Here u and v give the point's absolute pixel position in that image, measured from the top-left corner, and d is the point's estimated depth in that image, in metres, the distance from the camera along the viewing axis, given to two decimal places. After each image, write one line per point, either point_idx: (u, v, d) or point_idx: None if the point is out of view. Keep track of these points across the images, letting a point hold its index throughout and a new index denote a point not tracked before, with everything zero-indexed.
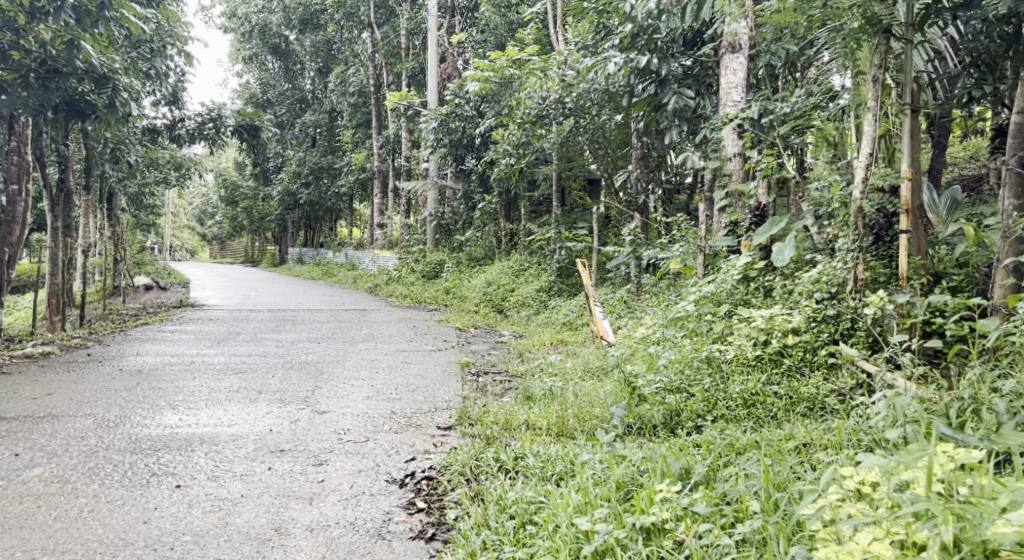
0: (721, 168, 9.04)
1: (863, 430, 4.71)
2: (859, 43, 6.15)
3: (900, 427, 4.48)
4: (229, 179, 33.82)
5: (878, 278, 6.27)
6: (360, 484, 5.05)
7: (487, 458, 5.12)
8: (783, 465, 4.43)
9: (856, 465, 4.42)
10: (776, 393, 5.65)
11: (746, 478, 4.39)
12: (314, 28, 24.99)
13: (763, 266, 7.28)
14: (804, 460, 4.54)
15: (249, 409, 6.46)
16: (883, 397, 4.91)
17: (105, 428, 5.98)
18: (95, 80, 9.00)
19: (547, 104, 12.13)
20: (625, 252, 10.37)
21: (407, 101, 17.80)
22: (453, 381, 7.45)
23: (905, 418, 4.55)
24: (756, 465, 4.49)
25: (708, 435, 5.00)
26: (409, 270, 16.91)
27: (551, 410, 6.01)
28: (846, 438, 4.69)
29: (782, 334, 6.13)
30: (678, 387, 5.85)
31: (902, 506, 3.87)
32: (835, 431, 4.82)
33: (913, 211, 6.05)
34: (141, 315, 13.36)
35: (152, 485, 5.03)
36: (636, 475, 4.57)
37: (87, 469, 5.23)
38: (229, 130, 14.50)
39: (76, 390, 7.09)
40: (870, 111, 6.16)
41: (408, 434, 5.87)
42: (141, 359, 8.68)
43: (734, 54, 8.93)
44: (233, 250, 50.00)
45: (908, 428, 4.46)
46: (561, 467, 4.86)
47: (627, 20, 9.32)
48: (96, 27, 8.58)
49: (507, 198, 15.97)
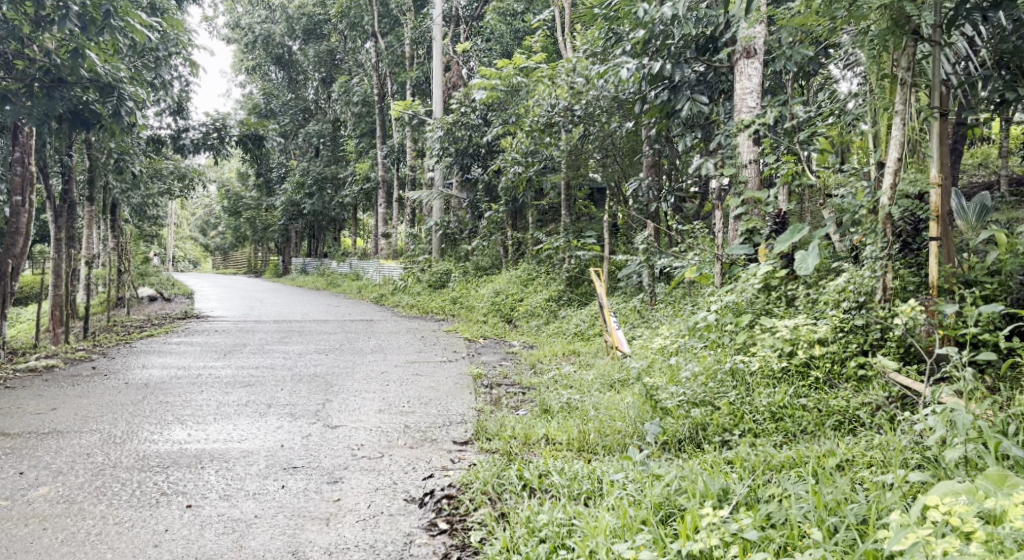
0: (736, 175, 8.86)
1: (911, 448, 4.52)
2: (888, 43, 6.04)
3: (959, 447, 4.29)
4: (232, 189, 33.66)
5: (908, 288, 6.08)
6: (379, 503, 4.87)
7: (510, 476, 4.94)
8: (831, 487, 4.24)
9: (907, 486, 4.24)
10: (804, 406, 5.48)
11: (791, 500, 4.21)
12: (318, 38, 24.87)
13: (785, 274, 7.10)
14: (848, 480, 4.35)
15: (259, 423, 6.29)
16: (930, 413, 4.71)
17: (112, 445, 5.80)
18: (100, 89, 8.87)
19: (556, 112, 11.87)
20: (638, 260, 10.19)
21: (413, 110, 17.63)
22: (467, 394, 7.27)
23: (960, 436, 4.36)
24: (799, 486, 4.30)
25: (740, 451, 4.83)
26: (415, 279, 16.63)
27: (570, 423, 5.83)
28: (890, 456, 4.51)
29: (808, 345, 5.96)
30: (702, 400, 5.71)
31: (971, 534, 3.68)
32: (878, 448, 4.64)
33: (943, 218, 5.86)
34: (146, 326, 13.21)
35: (162, 505, 4.85)
36: (672, 496, 4.38)
37: (94, 489, 5.05)
38: (234, 139, 14.27)
39: (82, 405, 6.90)
40: (898, 116, 6.05)
41: (423, 450, 5.69)
42: (147, 371, 8.52)
43: (750, 59, 8.77)
44: (235, 261, 49.94)
45: (968, 448, 4.27)
46: (589, 486, 4.69)
47: (638, 25, 9.19)
48: (101, 36, 8.50)
49: (514, 207, 15.81)
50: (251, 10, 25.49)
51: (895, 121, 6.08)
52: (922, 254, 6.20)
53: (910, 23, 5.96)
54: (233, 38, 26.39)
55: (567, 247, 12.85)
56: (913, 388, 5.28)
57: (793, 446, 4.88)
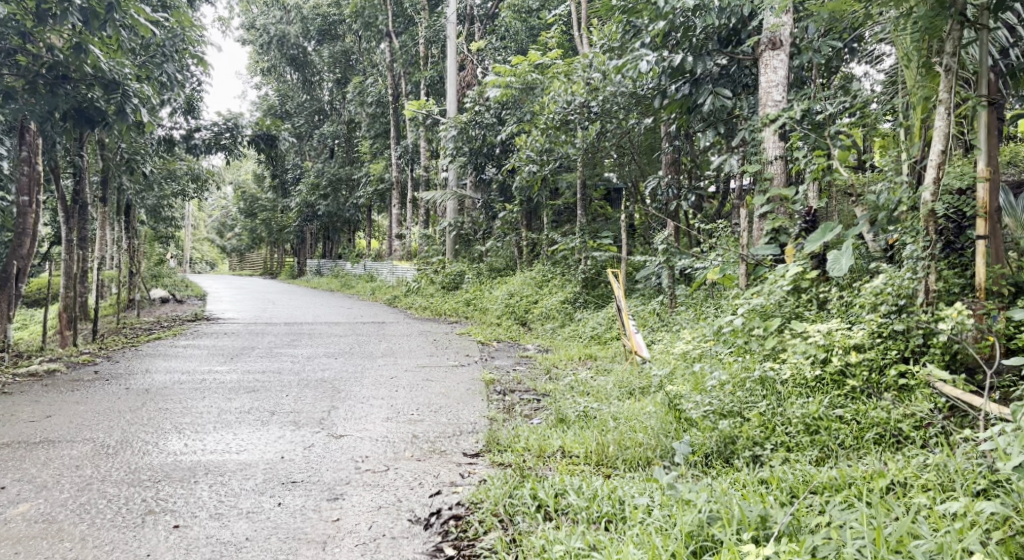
0: (761, 172, 8.48)
1: (974, 474, 4.15)
2: (934, 27, 5.82)
3: None
4: (248, 191, 33.45)
5: (952, 290, 5.65)
6: (381, 524, 4.51)
7: (523, 495, 4.55)
8: (884, 518, 3.86)
9: (975, 516, 3.84)
10: (840, 418, 5.11)
11: (842, 534, 3.82)
12: (332, 40, 24.41)
13: (816, 276, 6.69)
14: (897, 510, 3.97)
15: (260, 433, 5.95)
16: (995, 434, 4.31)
17: (103, 456, 5.46)
18: (105, 86, 8.35)
19: (571, 109, 11.29)
20: (658, 261, 9.72)
21: (427, 109, 17.27)
22: (478, 401, 6.90)
23: None
24: (848, 516, 3.92)
25: (777, 470, 4.46)
26: (429, 281, 16.27)
27: (588, 434, 5.45)
28: (953, 483, 4.14)
29: (843, 351, 5.60)
30: (731, 411, 5.34)
31: None
32: (933, 471, 4.25)
33: (991, 214, 5.54)
34: (153, 328, 13.03)
35: (148, 525, 4.51)
36: (708, 524, 4.00)
37: (77, 506, 4.71)
38: (246, 140, 13.98)
39: (78, 412, 6.59)
40: (943, 104, 5.71)
41: (431, 462, 5.33)
42: (150, 376, 8.19)
43: (775, 51, 8.38)
44: (252, 262, 49.88)
45: None
46: (610, 507, 4.33)
47: (658, 17, 8.80)
48: (104, 31, 7.95)
49: (529, 207, 15.47)
50: (266, 10, 24.96)
51: (940, 110, 5.74)
52: (967, 254, 5.76)
53: (956, 4, 5.73)
54: (248, 39, 25.98)
55: (582, 248, 12.20)
56: (968, 403, 4.92)
57: (835, 465, 4.50)
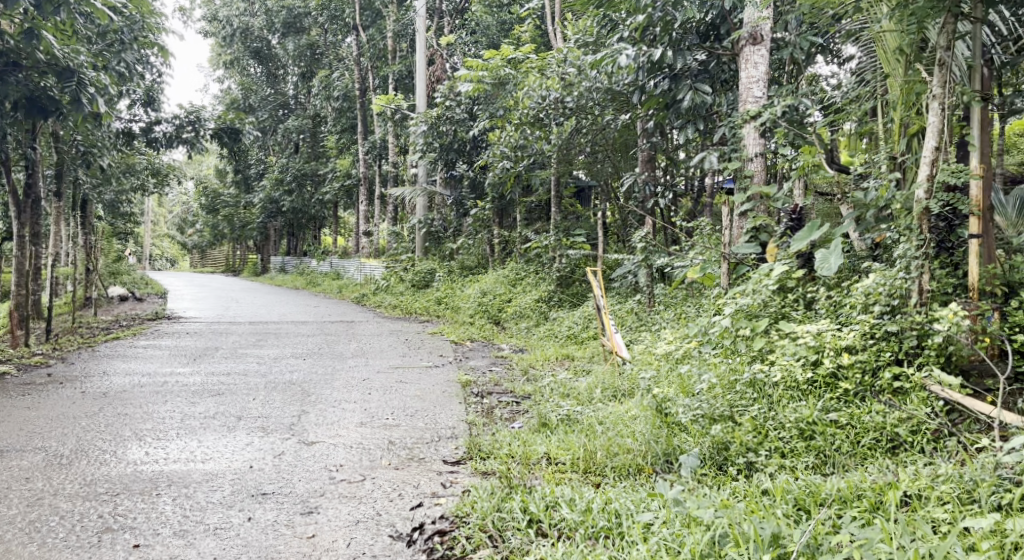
0: (741, 169, 8.29)
1: (986, 491, 4.02)
2: (927, 18, 5.62)
3: None
4: (210, 186, 32.83)
5: (946, 291, 5.55)
6: (360, 541, 4.26)
7: (512, 510, 4.32)
8: (899, 539, 3.69)
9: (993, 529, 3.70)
10: (836, 422, 4.95)
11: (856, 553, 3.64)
12: (297, 32, 23.67)
13: (803, 276, 6.52)
14: (912, 528, 3.82)
15: (228, 440, 5.65)
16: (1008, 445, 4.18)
17: (56, 467, 5.13)
18: (58, 74, 7.91)
19: (545, 104, 10.99)
20: (635, 259, 9.52)
21: (395, 104, 16.90)
22: (455, 404, 6.65)
23: None
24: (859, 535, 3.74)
25: (780, 482, 4.27)
26: (398, 279, 15.97)
27: (574, 441, 5.23)
28: (967, 498, 4.01)
29: (834, 353, 5.44)
30: (720, 416, 5.15)
31: None
32: (945, 486, 4.11)
33: (984, 212, 5.48)
34: (111, 327, 12.60)
35: (106, 545, 4.21)
36: (713, 544, 3.80)
37: (27, 524, 4.39)
38: (209, 134, 13.52)
39: (31, 419, 6.22)
40: (937, 98, 5.55)
41: (410, 471, 5.07)
42: (108, 379, 7.82)
43: (756, 46, 8.21)
44: (214, 258, 49.14)
45: None
46: (605, 522, 4.12)
47: (637, 10, 8.51)
48: (56, 15, 7.53)
49: (500, 205, 15.21)
50: (229, 1, 24.86)
51: (934, 105, 5.57)
52: (957, 254, 5.75)
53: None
54: (211, 31, 25.49)
55: (556, 246, 12.19)
56: (970, 407, 4.80)
57: (839, 476, 4.34)
